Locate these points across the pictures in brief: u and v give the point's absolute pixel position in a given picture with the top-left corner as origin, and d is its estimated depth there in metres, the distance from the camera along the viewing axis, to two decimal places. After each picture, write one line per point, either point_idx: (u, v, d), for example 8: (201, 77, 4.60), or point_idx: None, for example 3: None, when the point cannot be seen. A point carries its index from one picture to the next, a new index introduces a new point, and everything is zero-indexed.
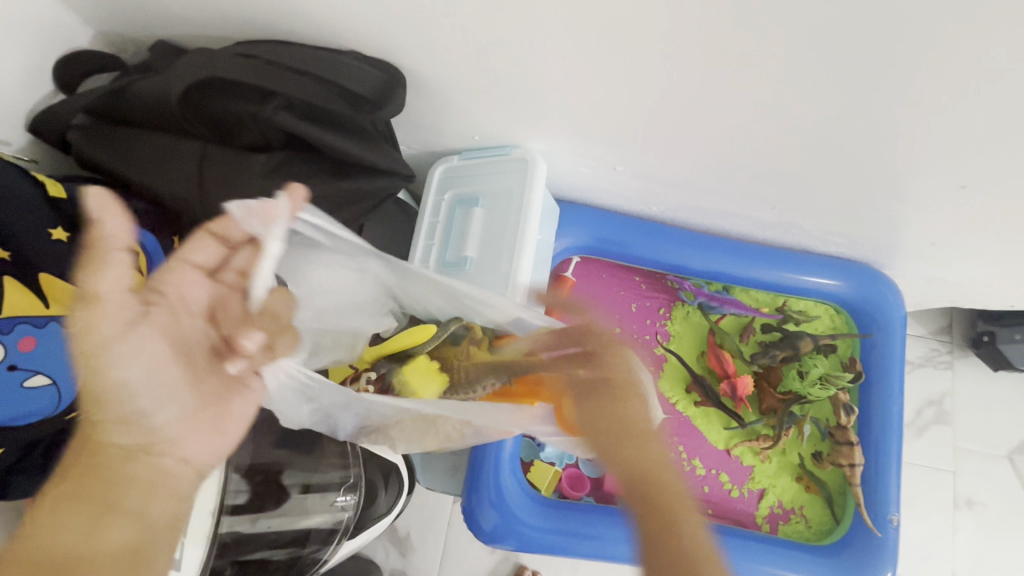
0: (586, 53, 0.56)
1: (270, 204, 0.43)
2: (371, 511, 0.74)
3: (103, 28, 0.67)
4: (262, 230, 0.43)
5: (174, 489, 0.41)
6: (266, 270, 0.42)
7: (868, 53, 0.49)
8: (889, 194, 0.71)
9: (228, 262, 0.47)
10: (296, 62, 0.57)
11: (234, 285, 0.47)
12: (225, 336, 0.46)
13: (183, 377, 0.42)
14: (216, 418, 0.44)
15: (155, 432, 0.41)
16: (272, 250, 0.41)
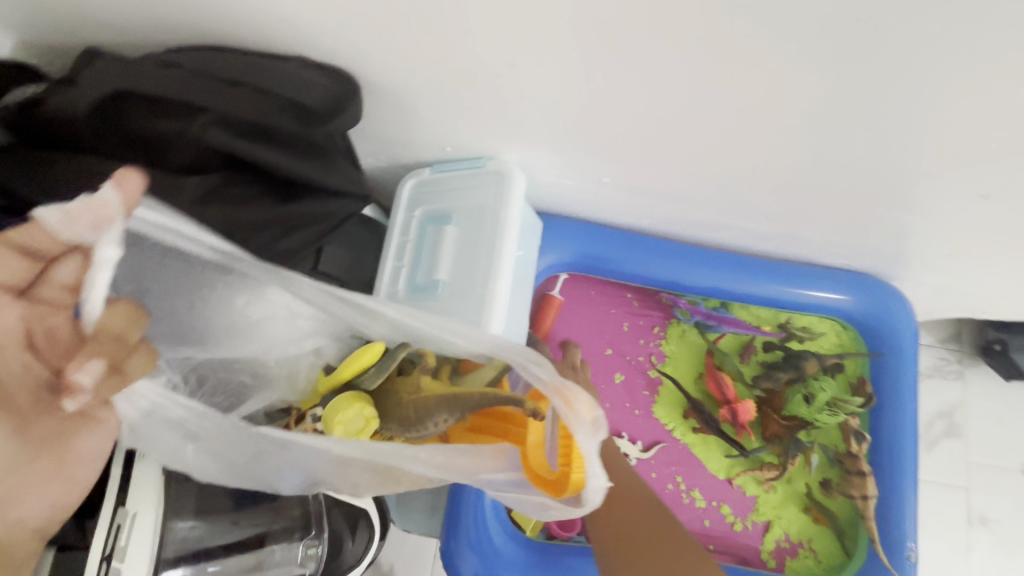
0: (560, 55, 0.50)
1: (97, 202, 0.33)
2: (337, 565, 0.66)
3: (25, 36, 0.60)
4: (95, 238, 0.34)
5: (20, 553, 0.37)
6: (99, 286, 0.35)
7: (881, 49, 0.43)
8: (901, 204, 0.64)
9: (48, 279, 0.38)
10: (233, 72, 0.50)
11: (59, 303, 0.38)
12: (55, 365, 0.38)
13: (1, 428, 0.36)
14: (53, 465, 0.38)
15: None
16: (106, 260, 0.34)
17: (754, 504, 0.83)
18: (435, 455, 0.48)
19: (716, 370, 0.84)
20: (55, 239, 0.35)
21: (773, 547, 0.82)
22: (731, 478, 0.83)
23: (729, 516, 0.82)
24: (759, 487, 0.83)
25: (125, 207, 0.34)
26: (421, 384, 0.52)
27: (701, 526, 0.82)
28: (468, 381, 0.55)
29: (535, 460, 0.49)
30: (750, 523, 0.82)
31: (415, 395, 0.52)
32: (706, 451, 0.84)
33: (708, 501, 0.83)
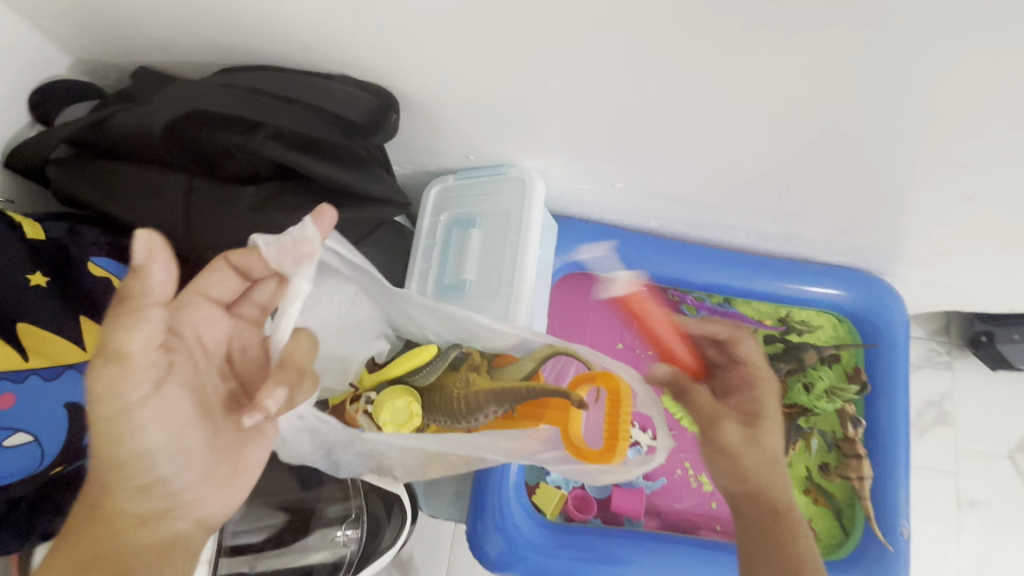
0: (585, 73, 0.55)
1: (304, 241, 0.42)
2: (375, 546, 0.71)
3: (80, 55, 0.64)
4: (297, 270, 0.42)
5: (187, 551, 0.41)
6: (292, 312, 0.42)
7: (875, 68, 0.48)
8: (893, 205, 0.70)
9: (249, 297, 0.46)
10: (284, 89, 0.55)
11: (254, 320, 0.46)
12: (243, 380, 0.45)
13: (203, 436, 0.41)
14: (229, 473, 0.43)
15: (173, 496, 0.40)
16: (300, 289, 0.41)
17: None
18: (498, 441, 0.56)
19: None
20: (268, 266, 0.44)
21: None
22: None
23: None
24: None
25: (321, 243, 0.43)
26: (470, 379, 0.64)
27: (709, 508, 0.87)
28: (505, 373, 0.66)
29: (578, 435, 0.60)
30: None
31: (466, 389, 0.63)
32: None
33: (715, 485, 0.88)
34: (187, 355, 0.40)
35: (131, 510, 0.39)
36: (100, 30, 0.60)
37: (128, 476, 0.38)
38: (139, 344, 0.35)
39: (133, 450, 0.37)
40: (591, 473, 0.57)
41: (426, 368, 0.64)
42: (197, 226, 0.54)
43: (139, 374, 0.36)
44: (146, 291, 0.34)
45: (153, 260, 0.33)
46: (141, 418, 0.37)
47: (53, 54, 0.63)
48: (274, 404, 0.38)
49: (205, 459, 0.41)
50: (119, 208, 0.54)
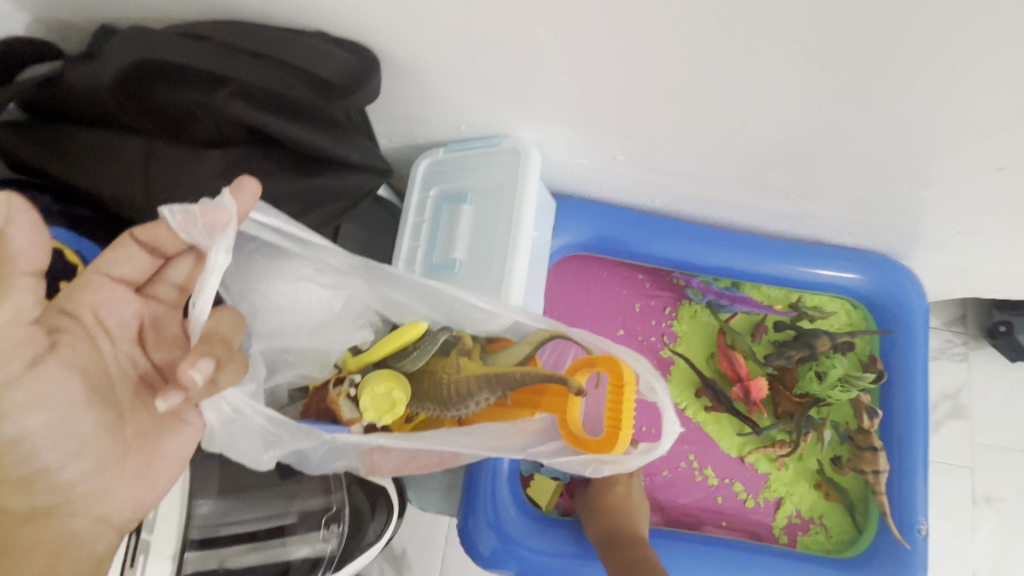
0: (581, 30, 0.50)
1: (217, 209, 0.35)
2: (358, 542, 0.67)
3: (37, 14, 0.60)
4: (211, 243, 0.35)
5: (88, 553, 0.36)
6: (209, 289, 0.36)
7: (904, 20, 0.43)
8: (916, 179, 0.65)
9: (164, 276, 0.42)
10: (250, 42, 0.49)
11: (170, 301, 0.43)
12: (159, 366, 0.41)
13: (100, 423, 0.36)
14: (139, 464, 0.38)
15: (63, 490, 0.35)
16: (216, 264, 0.35)
17: (766, 481, 0.84)
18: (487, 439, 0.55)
19: (728, 349, 0.85)
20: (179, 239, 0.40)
21: (785, 523, 0.83)
22: (743, 455, 0.84)
23: (741, 493, 0.83)
24: (770, 464, 0.84)
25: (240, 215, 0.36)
26: (460, 365, 0.59)
27: (713, 503, 0.83)
28: (499, 359, 0.61)
29: (574, 423, 0.56)
30: (762, 500, 0.83)
31: (457, 374, 0.58)
32: (718, 430, 0.85)
33: (720, 479, 0.83)
34: (83, 336, 0.36)
35: (12, 508, 0.33)
36: None
37: (0, 470, 0.32)
38: (5, 316, 0.30)
39: (2, 436, 0.31)
40: (592, 463, 0.56)
41: (412, 353, 0.59)
42: (155, 194, 0.49)
43: (7, 350, 0.31)
44: (6, 257, 0.29)
45: (9, 223, 0.28)
46: (12, 402, 0.31)
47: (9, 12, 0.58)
48: (197, 381, 0.33)
49: (105, 447, 0.36)
50: (73, 175, 0.49)
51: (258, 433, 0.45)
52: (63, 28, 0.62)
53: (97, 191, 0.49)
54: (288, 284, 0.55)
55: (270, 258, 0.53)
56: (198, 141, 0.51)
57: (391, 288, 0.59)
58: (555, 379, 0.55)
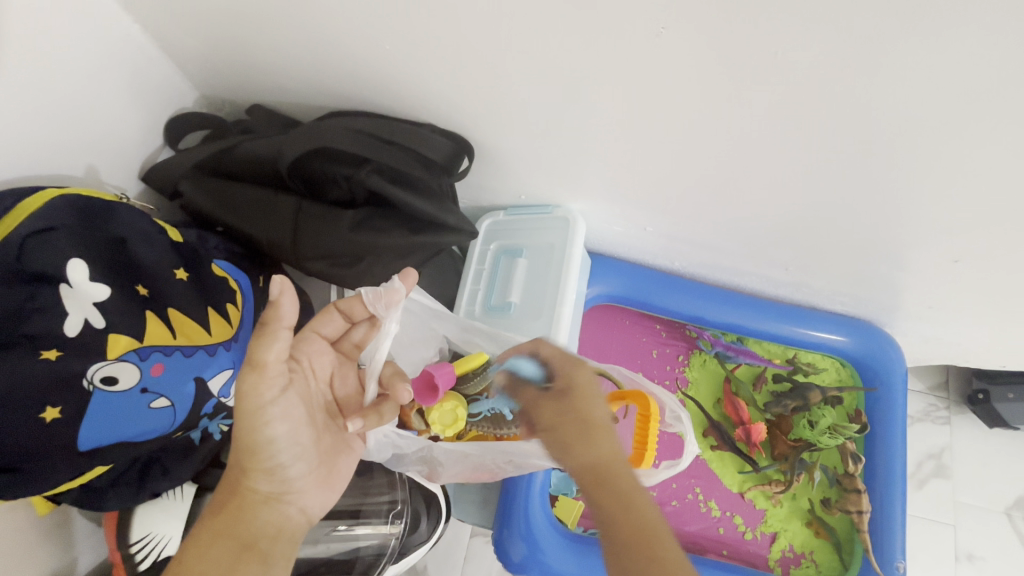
0: (629, 136, 0.66)
1: (392, 290, 0.53)
2: (412, 539, 0.76)
3: (205, 92, 0.77)
4: (388, 314, 0.53)
5: (295, 534, 0.48)
6: (384, 347, 0.53)
7: (876, 149, 0.58)
8: (891, 261, 0.79)
9: (348, 337, 0.56)
10: (383, 132, 0.66)
11: (349, 355, 0.56)
12: (339, 401, 0.53)
13: (312, 437, 0.49)
14: (327, 474, 0.51)
15: (288, 483, 0.48)
16: (389, 330, 0.53)
17: (763, 516, 0.94)
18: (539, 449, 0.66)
19: (733, 396, 0.98)
20: (367, 309, 0.54)
21: (779, 555, 0.93)
22: (743, 491, 0.95)
23: (740, 526, 0.94)
24: (767, 501, 0.95)
25: (405, 292, 0.54)
26: None
27: (716, 533, 0.93)
28: None
29: None
30: (760, 534, 0.94)
31: None
32: (721, 466, 0.96)
33: (722, 511, 0.94)
34: (303, 375, 0.49)
35: (259, 490, 0.47)
36: (231, 75, 0.73)
37: (259, 461, 0.46)
38: (272, 355, 0.43)
39: (262, 438, 0.45)
40: None
41: (474, 378, 0.71)
42: (301, 238, 0.65)
43: (272, 379, 0.44)
44: (277, 318, 0.41)
45: (281, 293, 0.40)
46: (270, 415, 0.45)
47: (187, 90, 0.76)
48: (407, 395, 0.51)
49: (312, 456, 0.49)
50: (237, 220, 0.65)
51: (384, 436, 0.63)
52: (219, 103, 0.79)
53: (254, 233, 0.65)
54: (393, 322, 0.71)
55: None
56: (332, 200, 0.66)
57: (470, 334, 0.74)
58: None
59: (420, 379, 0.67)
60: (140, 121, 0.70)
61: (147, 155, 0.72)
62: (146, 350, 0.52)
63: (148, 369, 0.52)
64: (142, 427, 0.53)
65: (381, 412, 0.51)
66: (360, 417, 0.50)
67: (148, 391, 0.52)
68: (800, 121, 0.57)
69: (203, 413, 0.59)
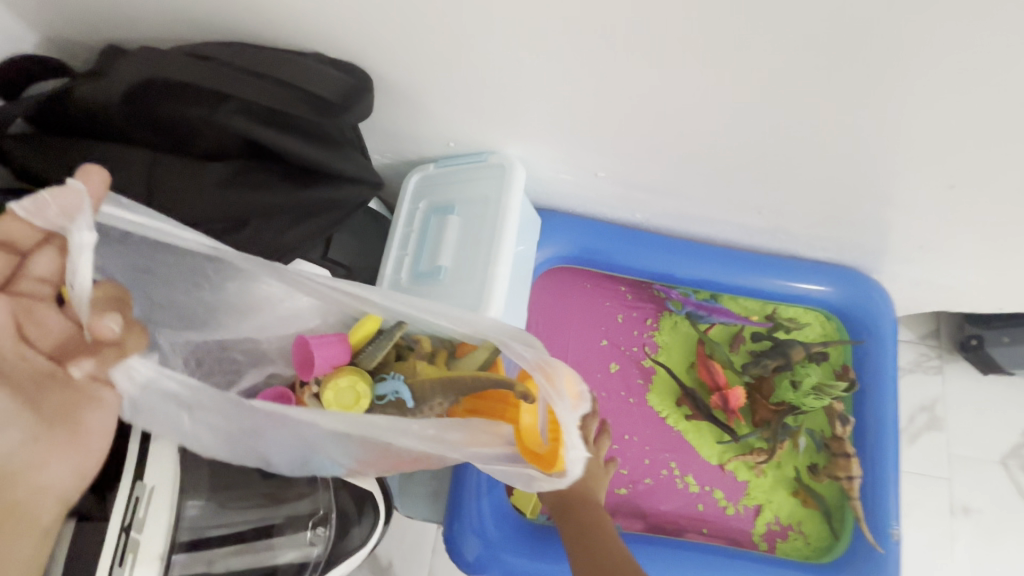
0: (558, 52, 0.54)
1: (67, 190, 0.37)
2: (342, 544, 0.70)
3: (48, 34, 0.63)
4: (67, 222, 0.37)
5: (34, 523, 0.37)
6: (85, 267, 0.37)
7: (860, 47, 0.47)
8: (877, 195, 0.69)
9: (25, 272, 0.42)
10: (253, 64, 0.53)
11: (42, 296, 0.43)
12: (53, 352, 0.41)
13: (7, 397, 0.37)
14: (64, 438, 0.38)
15: (2, 461, 0.36)
16: (83, 240, 0.36)
17: (746, 488, 0.86)
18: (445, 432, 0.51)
19: (707, 359, 0.88)
20: (26, 225, 0.40)
21: (765, 530, 0.85)
22: (723, 463, 0.86)
23: (721, 501, 0.85)
24: (749, 471, 0.86)
25: (88, 191, 0.38)
26: (418, 368, 0.58)
27: (695, 510, 0.85)
28: (463, 364, 0.60)
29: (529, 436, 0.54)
30: (743, 507, 0.85)
31: (413, 376, 0.58)
32: (698, 437, 0.87)
33: (701, 486, 0.85)
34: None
35: None
36: (69, 6, 0.58)
37: None
38: None
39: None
40: (527, 475, 0.53)
41: (372, 347, 0.58)
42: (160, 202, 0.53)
43: None
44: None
45: None
46: None
47: (22, 32, 0.61)
48: (110, 325, 0.38)
49: (23, 423, 0.37)
50: None
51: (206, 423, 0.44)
52: (70, 46, 0.64)
53: None
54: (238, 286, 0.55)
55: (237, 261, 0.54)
56: (198, 153, 0.54)
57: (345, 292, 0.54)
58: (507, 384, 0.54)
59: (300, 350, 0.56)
60: None
61: None
62: None
63: None
64: None
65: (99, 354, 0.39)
66: (87, 357, 0.39)
67: None
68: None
69: None
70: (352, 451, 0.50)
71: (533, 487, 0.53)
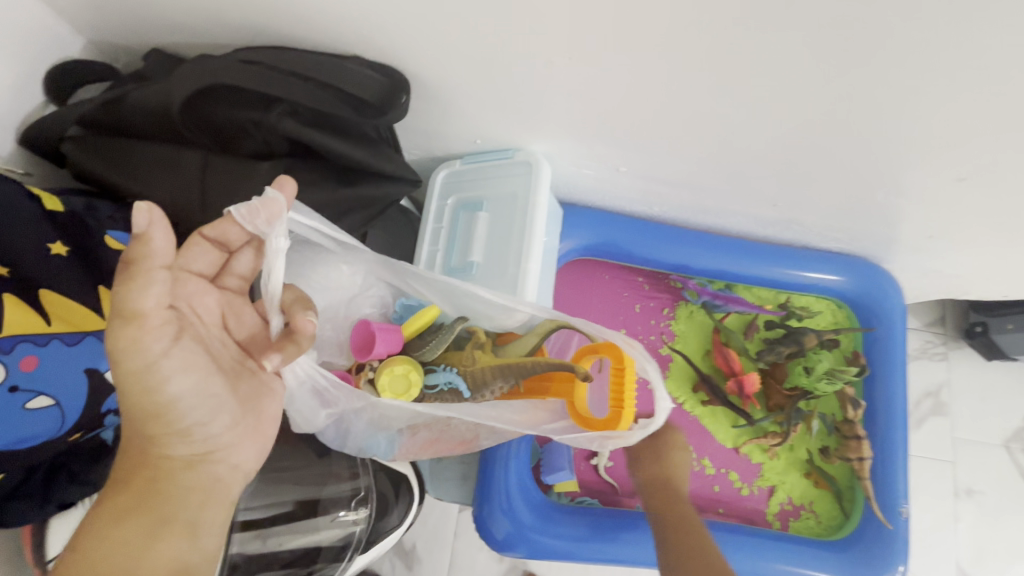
0: (590, 54, 0.56)
1: (271, 201, 0.43)
2: (383, 525, 0.73)
3: (91, 37, 0.64)
4: (271, 229, 0.43)
5: (227, 495, 0.42)
6: (279, 267, 0.44)
7: (884, 48, 0.49)
8: (890, 186, 0.71)
9: (229, 269, 0.47)
10: (298, 66, 0.55)
11: (239, 291, 0.47)
12: (244, 342, 0.45)
13: (226, 383, 0.42)
14: (255, 424, 0.44)
15: (210, 441, 0.41)
16: (279, 247, 0.43)
17: (760, 470, 0.89)
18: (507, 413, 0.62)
19: (723, 347, 0.91)
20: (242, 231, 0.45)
21: (778, 509, 0.88)
22: (738, 446, 0.90)
23: (737, 482, 0.89)
24: (764, 454, 0.89)
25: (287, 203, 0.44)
26: (475, 357, 0.64)
27: (711, 491, 0.88)
28: (509, 351, 0.66)
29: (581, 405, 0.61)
30: (756, 488, 0.89)
31: (472, 366, 0.64)
32: (714, 422, 0.91)
33: (717, 468, 0.89)
34: (191, 321, 0.41)
35: (175, 457, 0.40)
36: (113, 13, 0.60)
37: (163, 425, 0.39)
38: (152, 301, 0.36)
39: (162, 398, 0.39)
40: (598, 439, 0.61)
41: (431, 342, 0.63)
42: (211, 199, 0.55)
43: (155, 330, 0.37)
44: (149, 255, 0.34)
45: (151, 224, 0.34)
46: (166, 368, 0.38)
47: (67, 36, 0.62)
48: (311, 323, 0.43)
49: (231, 405, 0.42)
50: (138, 183, 0.55)
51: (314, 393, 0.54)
52: (113, 50, 0.66)
53: (158, 198, 0.55)
54: (322, 269, 0.62)
55: (309, 252, 0.62)
56: (246, 153, 0.57)
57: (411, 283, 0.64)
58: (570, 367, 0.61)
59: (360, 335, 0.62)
60: (12, 70, 0.56)
61: (25, 115, 0.59)
62: (6, 341, 0.45)
63: (16, 363, 0.45)
64: (21, 433, 0.46)
65: (299, 343, 0.43)
66: (276, 352, 0.42)
67: (21, 390, 0.45)
68: (799, 16, 0.47)
69: (107, 409, 0.51)
70: (417, 425, 0.62)
71: (607, 447, 0.61)
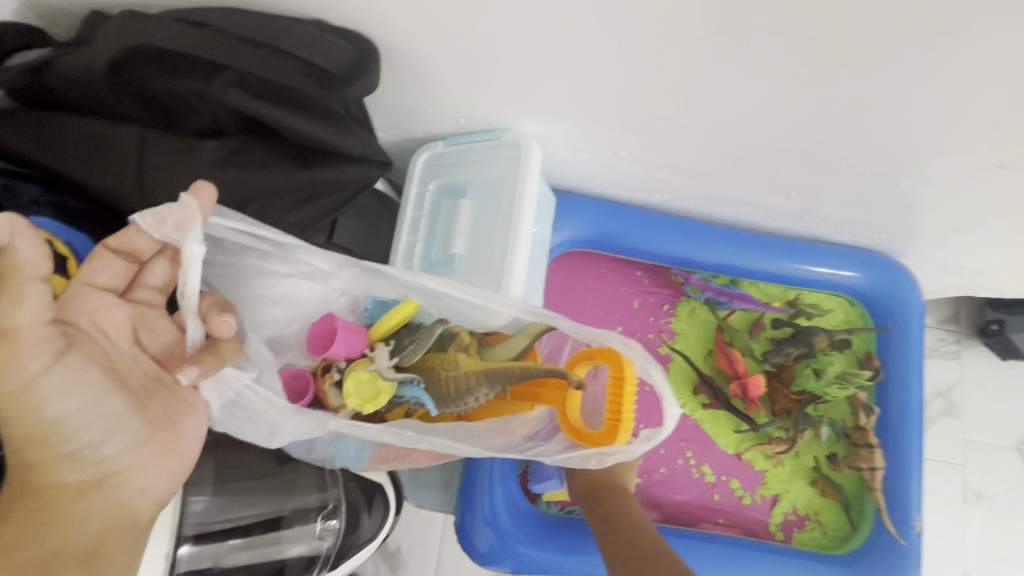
0: (582, 21, 0.49)
1: (181, 207, 0.37)
2: (354, 538, 0.69)
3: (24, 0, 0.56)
4: (181, 237, 0.38)
5: (135, 521, 0.39)
6: (194, 278, 0.38)
7: (935, 14, 0.42)
8: (915, 174, 0.64)
9: (141, 280, 0.43)
10: (248, 29, 0.48)
11: (154, 304, 0.43)
12: (158, 357, 0.43)
13: (129, 403, 0.39)
14: (169, 442, 0.41)
15: (107, 463, 0.38)
16: (193, 255, 0.37)
17: (763, 478, 0.84)
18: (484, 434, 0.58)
19: (726, 347, 0.84)
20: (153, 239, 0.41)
21: (781, 520, 0.83)
22: (740, 452, 0.84)
23: (738, 491, 0.83)
24: (767, 461, 0.84)
25: (203, 208, 0.38)
26: (458, 361, 0.58)
27: (710, 500, 0.83)
28: (495, 353, 0.61)
29: (574, 416, 0.57)
30: (759, 498, 0.83)
31: (454, 371, 0.58)
32: (715, 426, 0.85)
33: (717, 476, 0.83)
34: (90, 339, 0.38)
35: (67, 481, 0.37)
36: None
37: (50, 448, 0.36)
38: (27, 316, 0.33)
39: (46, 420, 0.35)
40: (597, 455, 0.55)
41: (407, 348, 0.58)
42: (148, 182, 0.49)
43: (34, 346, 0.34)
44: (17, 266, 0.32)
45: (14, 235, 0.31)
46: (48, 388, 0.34)
47: None
48: (229, 326, 0.40)
49: (134, 425, 0.39)
50: (65, 164, 0.49)
51: (263, 416, 0.48)
52: (51, 14, 0.58)
53: (87, 181, 0.49)
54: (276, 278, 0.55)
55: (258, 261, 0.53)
56: (191, 130, 0.50)
57: (383, 284, 0.57)
58: (562, 375, 0.55)
59: (321, 328, 0.58)
60: None
61: None
62: None
63: None
64: None
65: (220, 354, 0.40)
66: (192, 364, 0.39)
67: None
68: None
69: None
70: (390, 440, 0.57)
71: (606, 463, 0.55)
